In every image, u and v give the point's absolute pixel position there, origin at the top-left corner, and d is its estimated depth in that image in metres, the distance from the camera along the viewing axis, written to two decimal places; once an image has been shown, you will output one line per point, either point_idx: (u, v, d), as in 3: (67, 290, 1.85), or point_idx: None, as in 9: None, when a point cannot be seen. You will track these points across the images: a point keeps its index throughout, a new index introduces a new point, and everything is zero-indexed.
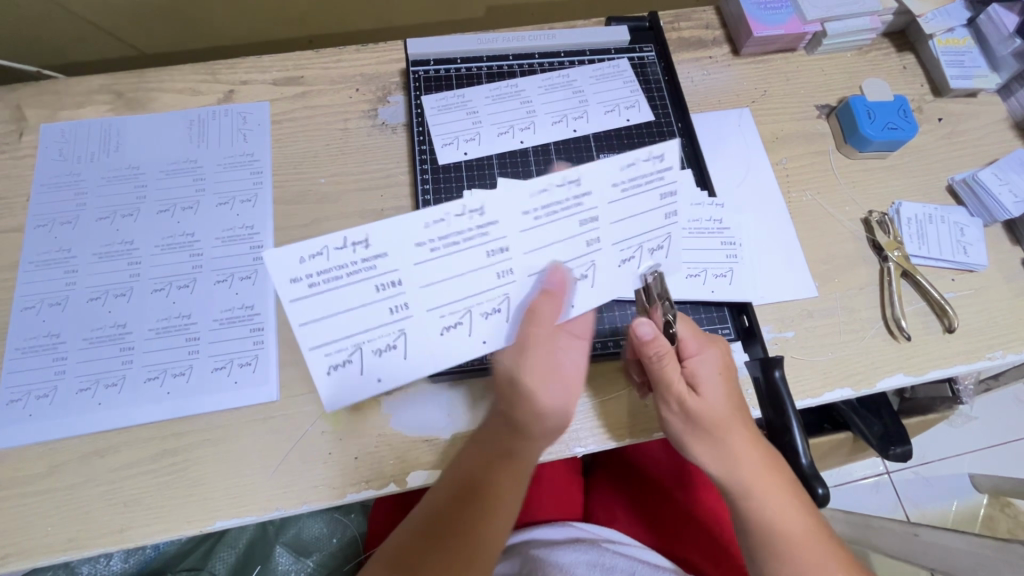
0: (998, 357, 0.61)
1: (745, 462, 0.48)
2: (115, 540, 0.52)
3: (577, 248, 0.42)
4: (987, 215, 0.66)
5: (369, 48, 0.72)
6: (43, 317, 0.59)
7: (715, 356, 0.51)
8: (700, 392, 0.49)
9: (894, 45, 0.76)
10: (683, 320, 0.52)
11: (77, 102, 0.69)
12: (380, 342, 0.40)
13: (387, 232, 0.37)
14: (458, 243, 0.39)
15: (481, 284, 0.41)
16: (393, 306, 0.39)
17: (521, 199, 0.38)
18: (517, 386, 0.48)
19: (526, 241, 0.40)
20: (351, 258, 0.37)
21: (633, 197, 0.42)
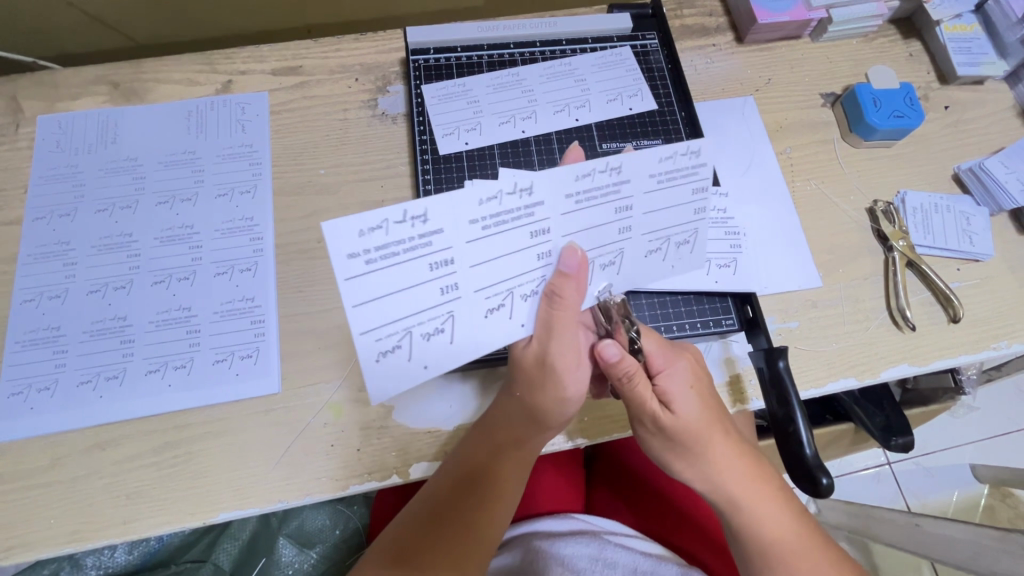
0: (1003, 347, 0.60)
1: (729, 473, 0.47)
2: (118, 532, 0.52)
3: (611, 236, 0.42)
4: (993, 204, 0.65)
5: (369, 37, 0.71)
6: (43, 311, 0.59)
7: (685, 370, 0.48)
8: (675, 410, 0.47)
9: (900, 32, 0.75)
10: (647, 332, 0.50)
11: (73, 93, 0.68)
12: (429, 326, 0.38)
13: (443, 207, 0.35)
14: (507, 225, 0.38)
15: (523, 266, 0.40)
16: (444, 286, 0.38)
17: (568, 183, 0.38)
18: (545, 369, 0.46)
19: (569, 225, 0.40)
20: (409, 233, 0.35)
21: (666, 186, 0.41)
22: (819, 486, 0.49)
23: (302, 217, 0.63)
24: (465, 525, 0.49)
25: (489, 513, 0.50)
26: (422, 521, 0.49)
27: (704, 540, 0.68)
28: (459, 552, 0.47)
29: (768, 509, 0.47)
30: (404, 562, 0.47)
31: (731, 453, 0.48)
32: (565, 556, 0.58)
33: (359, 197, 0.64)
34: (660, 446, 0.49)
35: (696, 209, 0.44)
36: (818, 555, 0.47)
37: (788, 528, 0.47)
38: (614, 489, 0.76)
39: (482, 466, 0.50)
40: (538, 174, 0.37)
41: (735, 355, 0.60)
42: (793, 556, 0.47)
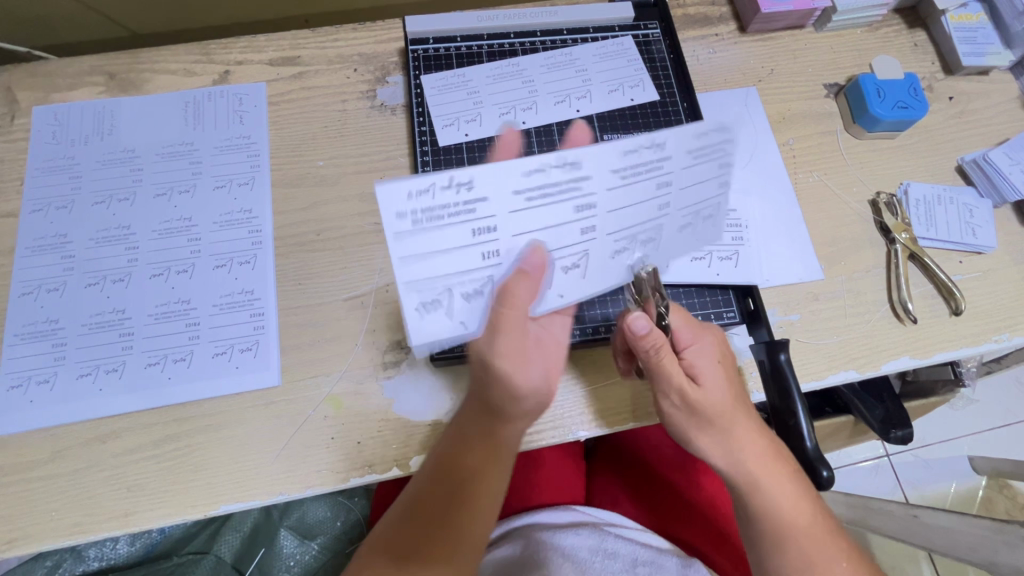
0: (1004, 340, 0.60)
1: (754, 452, 0.47)
2: (120, 524, 0.52)
3: (650, 210, 0.41)
4: (997, 195, 0.65)
5: (367, 27, 0.71)
6: (41, 303, 0.58)
7: (712, 345, 0.49)
8: (703, 383, 0.47)
9: (905, 21, 0.74)
10: (676, 309, 0.50)
11: (69, 84, 0.67)
12: (470, 286, 0.39)
13: (490, 172, 0.35)
14: (551, 199, 0.37)
15: (563, 239, 0.39)
16: (486, 252, 0.38)
17: (614, 159, 0.37)
18: (493, 369, 0.46)
19: (612, 201, 0.39)
20: (454, 198, 0.35)
21: (704, 158, 0.40)
22: (822, 478, 0.50)
23: (301, 209, 0.63)
24: (449, 522, 0.47)
25: (472, 510, 0.48)
26: (418, 513, 0.48)
27: (705, 531, 0.69)
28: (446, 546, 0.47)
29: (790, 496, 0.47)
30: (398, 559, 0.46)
31: (754, 429, 0.48)
32: (568, 547, 0.58)
33: (358, 189, 0.64)
34: (685, 421, 0.48)
35: (727, 181, 0.42)
36: (833, 547, 0.48)
37: (806, 516, 0.48)
38: (617, 479, 0.76)
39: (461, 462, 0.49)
40: (585, 147, 0.36)
41: (736, 348, 0.59)
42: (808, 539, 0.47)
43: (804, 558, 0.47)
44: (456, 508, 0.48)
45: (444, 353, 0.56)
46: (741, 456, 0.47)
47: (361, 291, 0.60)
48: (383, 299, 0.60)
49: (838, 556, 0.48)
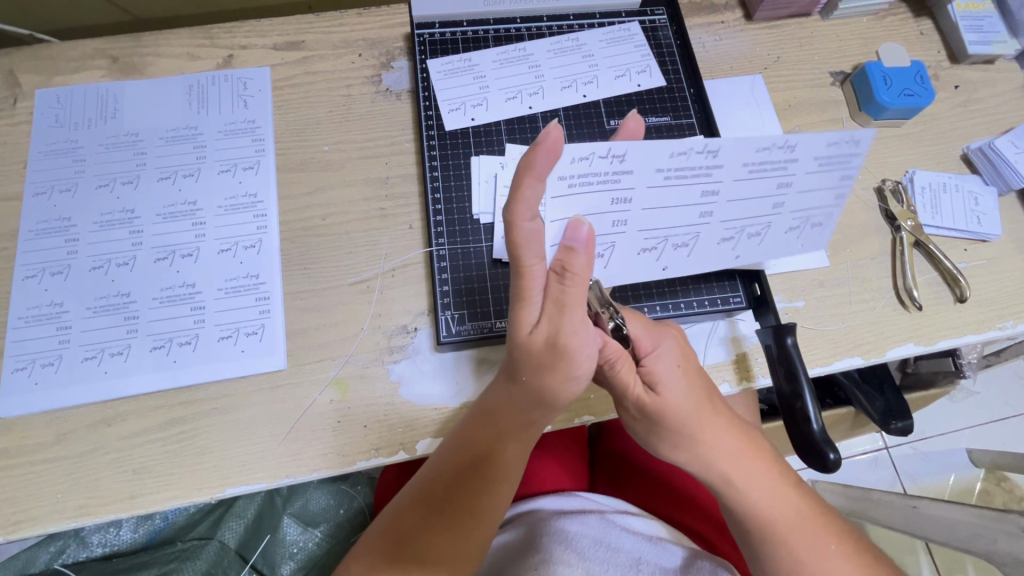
0: (1008, 328, 0.61)
1: (724, 450, 0.47)
2: (126, 507, 0.52)
3: (759, 206, 0.46)
4: (1002, 183, 0.65)
5: (371, 12, 0.70)
6: (45, 287, 0.58)
7: (670, 348, 0.48)
8: (665, 391, 0.46)
9: (911, 10, 0.74)
10: (632, 315, 0.48)
11: (71, 67, 0.67)
12: (596, 249, 0.46)
13: (643, 152, 0.40)
14: (679, 182, 0.43)
15: (684, 219, 0.45)
16: (615, 219, 0.44)
17: (746, 159, 0.42)
18: (552, 355, 0.42)
19: (728, 193, 0.44)
20: (607, 168, 0.40)
21: (822, 169, 0.44)
22: (827, 461, 0.49)
23: (306, 194, 0.63)
24: (471, 512, 0.49)
25: (493, 497, 0.50)
26: (422, 506, 0.49)
27: (703, 515, 0.69)
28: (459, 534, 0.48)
29: (767, 486, 0.48)
30: (399, 549, 0.48)
31: (721, 427, 0.48)
32: (567, 532, 0.58)
33: (363, 174, 0.64)
34: (647, 428, 0.49)
35: (843, 194, 0.46)
36: (821, 532, 0.48)
37: (789, 505, 0.48)
38: (619, 462, 0.76)
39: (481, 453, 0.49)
40: (726, 140, 0.41)
41: (741, 334, 0.60)
42: (796, 532, 0.47)
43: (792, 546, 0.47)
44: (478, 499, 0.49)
45: (450, 339, 0.57)
46: (710, 457, 0.47)
47: (367, 275, 0.60)
48: (389, 283, 0.60)
49: (826, 541, 0.47)
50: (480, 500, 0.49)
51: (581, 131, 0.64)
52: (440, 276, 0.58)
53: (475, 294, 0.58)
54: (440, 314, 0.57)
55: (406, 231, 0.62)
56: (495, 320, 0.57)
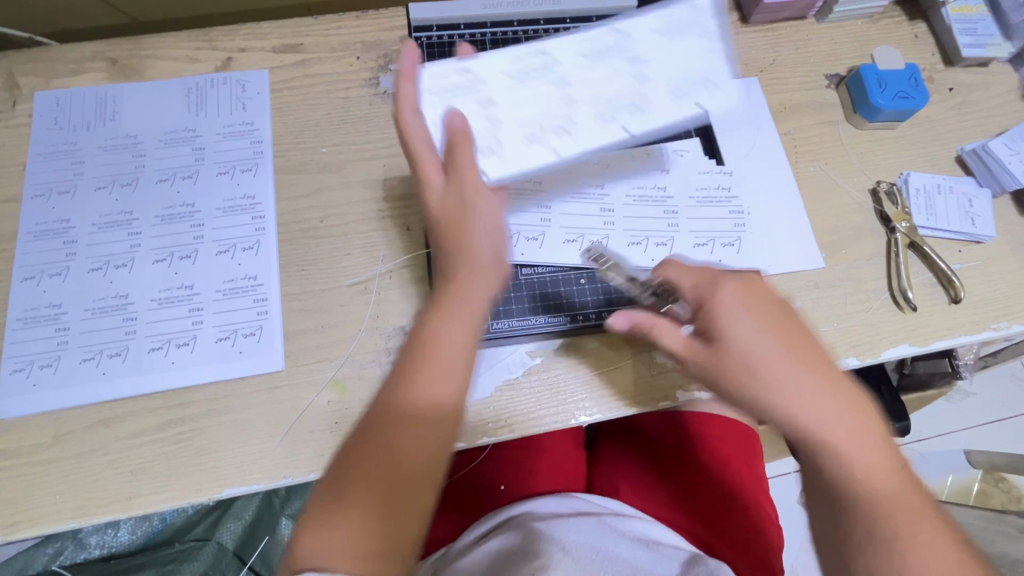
0: (1002, 328, 0.61)
1: (809, 399, 0.43)
2: (124, 508, 0.52)
3: (654, 191, 0.62)
4: (996, 185, 0.65)
5: (370, 15, 0.71)
6: (44, 288, 0.58)
7: (740, 292, 0.46)
8: (734, 332, 0.44)
9: (905, 13, 0.74)
10: (680, 269, 0.49)
11: (71, 69, 0.67)
12: (531, 233, 0.60)
13: (553, 177, 0.62)
14: (586, 187, 0.62)
15: (592, 222, 0.61)
16: (540, 209, 0.60)
17: (625, 162, 0.63)
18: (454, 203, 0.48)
19: (628, 185, 0.62)
20: (529, 185, 0.61)
21: (687, 156, 0.64)
22: None
23: (304, 196, 0.63)
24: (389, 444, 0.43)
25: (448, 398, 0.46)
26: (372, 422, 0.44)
27: (700, 516, 0.69)
28: (378, 472, 0.42)
29: (861, 459, 0.42)
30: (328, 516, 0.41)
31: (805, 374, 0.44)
32: (562, 539, 0.57)
33: (361, 176, 0.64)
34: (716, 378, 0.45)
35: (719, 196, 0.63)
36: (913, 511, 0.41)
37: (877, 476, 0.42)
38: (615, 464, 0.76)
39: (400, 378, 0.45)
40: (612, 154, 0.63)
41: None
42: (888, 508, 0.41)
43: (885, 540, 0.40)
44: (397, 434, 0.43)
45: None
46: (795, 409, 0.43)
47: (365, 277, 0.60)
48: (387, 285, 0.60)
49: (920, 526, 0.40)
50: (399, 421, 0.44)
51: None
52: None
53: None
54: None
55: (405, 233, 0.62)
56: (493, 321, 0.58)
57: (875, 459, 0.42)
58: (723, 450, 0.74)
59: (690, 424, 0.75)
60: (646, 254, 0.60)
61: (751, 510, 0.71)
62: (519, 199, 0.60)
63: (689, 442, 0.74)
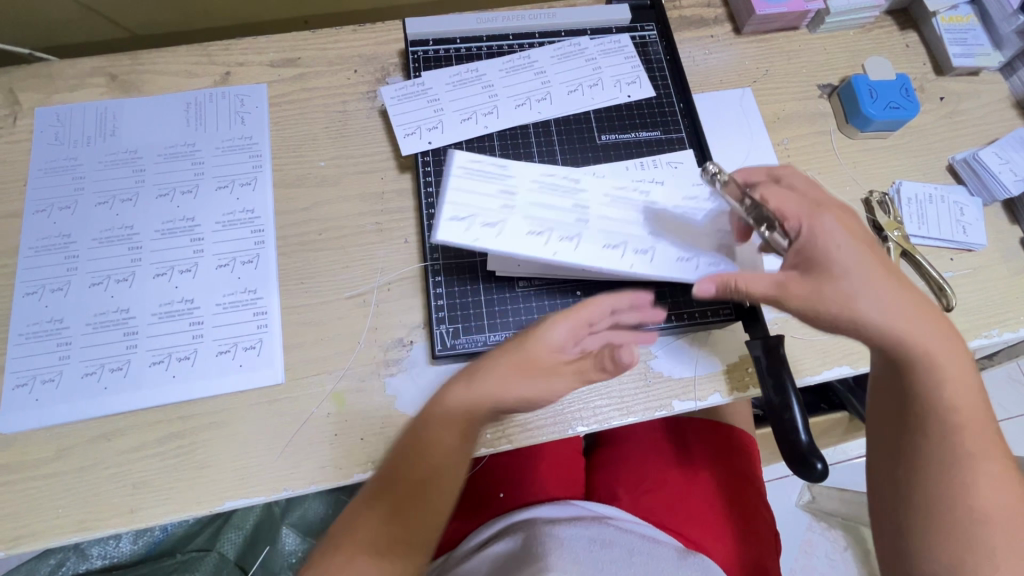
0: (994, 335, 0.62)
1: (909, 329, 0.44)
2: (126, 521, 0.53)
3: (640, 189, 0.51)
4: (987, 194, 0.66)
5: (366, 29, 0.71)
6: (45, 303, 0.59)
7: (845, 222, 0.46)
8: (842, 266, 0.44)
9: (896, 23, 0.75)
10: (784, 198, 0.47)
11: (71, 85, 0.68)
12: None
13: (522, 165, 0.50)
14: (561, 173, 0.51)
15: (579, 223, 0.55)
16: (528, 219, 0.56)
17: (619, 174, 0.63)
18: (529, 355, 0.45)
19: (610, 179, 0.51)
20: None
21: (681, 169, 0.64)
22: (814, 471, 0.49)
23: (303, 209, 0.64)
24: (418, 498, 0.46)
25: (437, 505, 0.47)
26: (372, 487, 0.47)
27: (698, 521, 0.69)
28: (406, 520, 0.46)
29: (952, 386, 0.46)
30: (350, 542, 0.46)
31: (908, 314, 0.44)
32: (563, 538, 0.58)
33: (359, 189, 0.65)
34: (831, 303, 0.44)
35: None
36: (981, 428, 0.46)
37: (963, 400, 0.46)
38: (611, 474, 0.76)
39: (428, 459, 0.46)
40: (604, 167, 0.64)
41: (733, 345, 0.61)
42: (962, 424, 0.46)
43: (947, 443, 0.46)
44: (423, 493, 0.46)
45: (445, 351, 0.58)
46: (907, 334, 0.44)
47: (363, 289, 0.61)
48: (385, 297, 0.61)
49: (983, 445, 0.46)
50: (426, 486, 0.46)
51: (573, 145, 0.65)
52: (434, 290, 0.59)
53: (469, 306, 0.59)
54: (435, 328, 0.58)
55: (402, 246, 0.63)
56: (489, 334, 0.58)
57: (960, 379, 0.46)
58: (715, 458, 0.75)
59: (683, 432, 0.76)
60: (623, 258, 0.50)
61: (745, 516, 0.71)
62: (475, 176, 0.48)
63: (685, 449, 0.75)
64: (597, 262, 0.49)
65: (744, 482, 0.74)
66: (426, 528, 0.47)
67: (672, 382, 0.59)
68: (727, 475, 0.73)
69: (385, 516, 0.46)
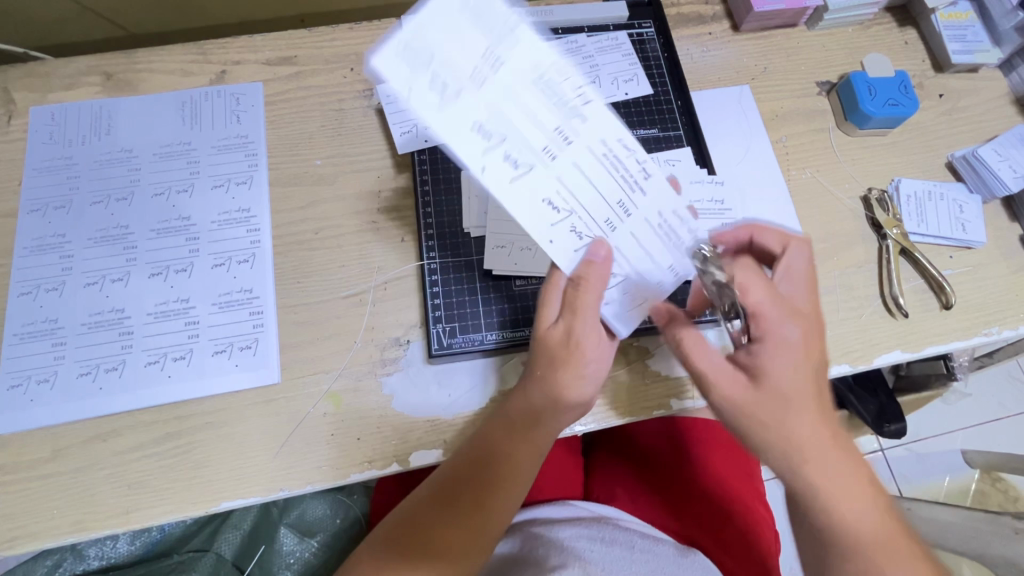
0: (994, 333, 0.61)
1: (797, 437, 0.43)
2: (121, 522, 0.53)
3: (630, 170, 0.44)
4: (986, 191, 0.66)
5: (363, 27, 0.71)
6: (40, 303, 0.59)
7: (801, 341, 0.46)
8: (772, 382, 0.44)
9: (895, 20, 0.75)
10: (761, 292, 0.47)
11: (66, 84, 0.67)
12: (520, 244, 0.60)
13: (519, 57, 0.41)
14: (566, 96, 0.42)
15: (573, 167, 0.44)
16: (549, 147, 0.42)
17: None
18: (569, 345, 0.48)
19: (607, 135, 0.43)
20: None
21: (679, 166, 0.63)
22: None
23: (299, 208, 0.63)
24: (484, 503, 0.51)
25: (505, 500, 0.52)
26: (437, 491, 0.51)
27: (698, 522, 0.68)
28: (475, 521, 0.50)
29: (847, 499, 0.42)
30: (407, 545, 0.49)
31: (794, 426, 0.44)
32: (562, 538, 0.58)
33: (356, 188, 0.64)
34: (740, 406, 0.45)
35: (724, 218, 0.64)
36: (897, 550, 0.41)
37: (866, 517, 0.42)
38: (610, 474, 0.76)
39: (498, 452, 0.51)
40: None
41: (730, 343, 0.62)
42: (867, 542, 0.41)
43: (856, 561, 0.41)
44: (491, 498, 0.51)
45: (442, 351, 0.58)
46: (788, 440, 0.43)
47: (359, 289, 0.61)
48: (381, 297, 0.61)
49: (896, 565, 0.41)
50: (497, 485, 0.51)
51: None
52: (432, 289, 0.60)
53: (467, 306, 0.59)
54: (433, 328, 0.58)
55: (399, 245, 0.62)
56: (486, 333, 0.59)
57: (858, 490, 0.43)
58: (714, 458, 0.74)
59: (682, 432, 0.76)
60: (551, 227, 0.44)
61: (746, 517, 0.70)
62: (463, 36, 0.40)
63: (685, 448, 0.75)
64: (518, 212, 0.43)
65: (746, 487, 0.73)
66: (490, 531, 0.51)
67: (671, 381, 0.59)
68: (727, 477, 0.73)
69: (456, 521, 0.50)
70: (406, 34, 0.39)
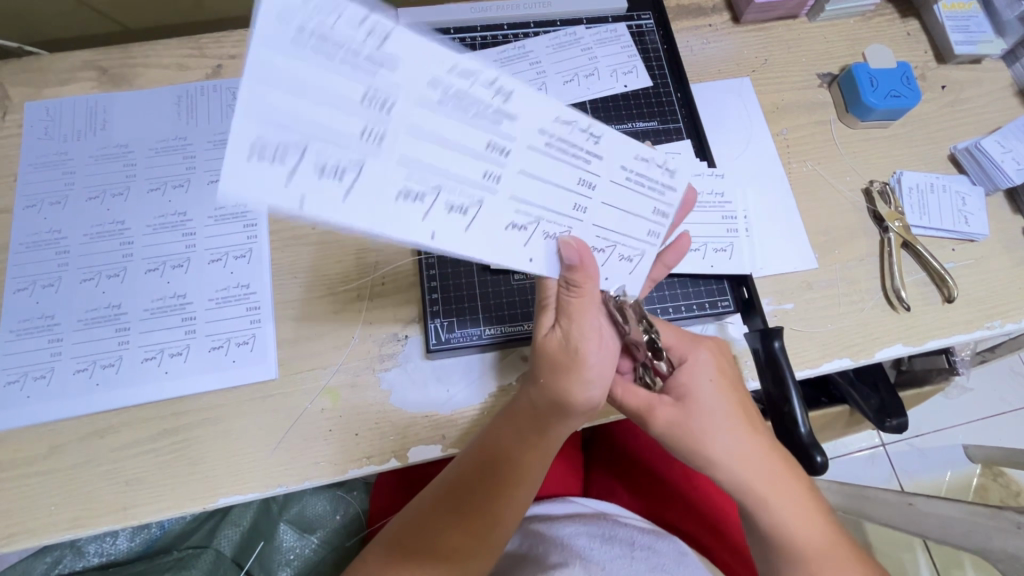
0: (997, 327, 0.61)
1: (746, 458, 0.46)
2: (119, 518, 0.52)
3: (580, 144, 0.38)
4: (989, 183, 0.66)
5: None
6: (36, 299, 0.58)
7: (712, 364, 0.49)
8: (695, 401, 0.47)
9: (897, 11, 0.74)
10: (665, 327, 0.51)
11: (61, 79, 0.67)
12: None
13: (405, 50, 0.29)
14: (481, 101, 0.33)
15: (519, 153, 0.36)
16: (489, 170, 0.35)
17: None
18: (569, 353, 0.46)
19: (545, 120, 0.35)
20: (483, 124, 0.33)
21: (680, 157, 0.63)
22: (815, 464, 0.50)
23: None
24: (489, 511, 0.50)
25: (512, 501, 0.51)
26: (443, 494, 0.51)
27: (698, 517, 0.68)
28: (476, 527, 0.50)
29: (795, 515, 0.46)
30: (405, 549, 0.49)
31: (748, 453, 0.46)
32: (563, 536, 0.58)
33: None
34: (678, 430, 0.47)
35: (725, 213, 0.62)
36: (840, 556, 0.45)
37: (813, 531, 0.46)
38: (609, 470, 0.75)
39: (503, 455, 0.50)
40: None
41: (730, 337, 0.60)
42: (814, 554, 0.45)
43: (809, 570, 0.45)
44: (496, 504, 0.50)
45: (440, 345, 0.57)
46: (740, 464, 0.46)
47: (357, 284, 0.60)
48: (379, 292, 0.60)
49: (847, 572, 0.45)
50: (501, 490, 0.50)
51: None
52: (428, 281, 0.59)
53: (464, 299, 0.58)
54: (429, 322, 0.57)
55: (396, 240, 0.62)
56: (484, 326, 0.58)
57: (805, 504, 0.46)
58: None
59: None
60: (526, 246, 0.39)
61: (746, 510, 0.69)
62: (327, 96, 0.29)
63: None
64: (494, 256, 0.37)
65: None
66: (495, 537, 0.51)
67: None
68: None
69: (457, 525, 0.50)
70: (283, 164, 0.28)
